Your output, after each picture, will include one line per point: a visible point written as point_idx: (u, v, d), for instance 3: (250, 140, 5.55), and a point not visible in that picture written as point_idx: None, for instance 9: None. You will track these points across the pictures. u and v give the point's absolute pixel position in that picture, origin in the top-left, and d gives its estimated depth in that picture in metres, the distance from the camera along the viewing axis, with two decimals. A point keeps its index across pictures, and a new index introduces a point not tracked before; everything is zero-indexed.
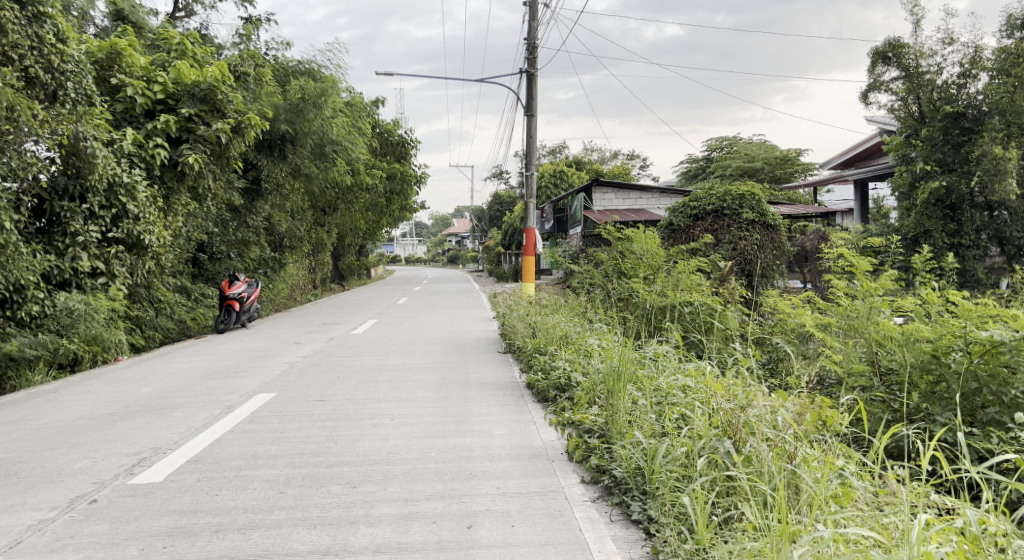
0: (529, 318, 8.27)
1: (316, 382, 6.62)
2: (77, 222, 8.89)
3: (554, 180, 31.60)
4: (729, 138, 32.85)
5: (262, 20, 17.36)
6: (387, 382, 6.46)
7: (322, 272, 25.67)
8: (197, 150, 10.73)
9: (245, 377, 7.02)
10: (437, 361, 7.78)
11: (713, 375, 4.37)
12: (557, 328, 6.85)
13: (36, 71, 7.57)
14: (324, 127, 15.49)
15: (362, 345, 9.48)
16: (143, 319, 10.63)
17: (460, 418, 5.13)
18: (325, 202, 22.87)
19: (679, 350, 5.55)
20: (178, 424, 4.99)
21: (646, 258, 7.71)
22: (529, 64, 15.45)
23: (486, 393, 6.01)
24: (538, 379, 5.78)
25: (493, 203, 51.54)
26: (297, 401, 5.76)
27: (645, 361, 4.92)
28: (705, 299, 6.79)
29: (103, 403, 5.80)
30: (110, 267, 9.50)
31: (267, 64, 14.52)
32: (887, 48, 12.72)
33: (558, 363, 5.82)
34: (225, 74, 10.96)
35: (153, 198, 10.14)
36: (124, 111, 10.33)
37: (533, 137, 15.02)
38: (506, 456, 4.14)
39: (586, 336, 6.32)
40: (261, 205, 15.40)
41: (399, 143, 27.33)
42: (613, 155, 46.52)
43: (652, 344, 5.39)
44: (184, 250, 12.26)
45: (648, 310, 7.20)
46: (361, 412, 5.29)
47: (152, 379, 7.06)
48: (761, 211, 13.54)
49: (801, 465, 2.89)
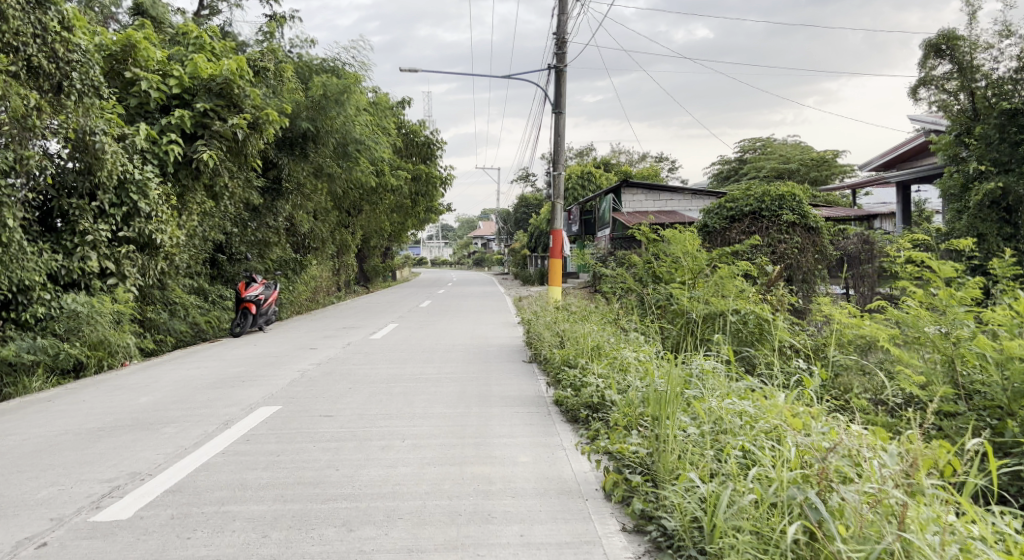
0: (556, 326, 7.68)
1: (325, 393, 6.10)
2: (87, 220, 8.51)
3: (582, 181, 30.98)
4: (763, 139, 31.93)
5: (286, 17, 17.03)
6: (401, 395, 5.92)
7: (346, 274, 25.33)
8: (213, 146, 10.33)
9: (251, 386, 6.53)
10: (458, 371, 7.22)
11: (777, 401, 3.77)
12: (588, 337, 6.24)
13: (39, 61, 7.18)
14: (346, 125, 15.09)
15: (379, 351, 8.96)
16: (155, 323, 10.26)
17: (480, 440, 4.56)
18: (349, 203, 22.55)
19: (730, 367, 4.92)
20: (166, 443, 4.49)
21: (685, 262, 7.06)
22: (558, 59, 14.86)
23: (509, 410, 5.44)
24: (567, 395, 5.17)
25: (520, 205, 50.98)
26: (301, 416, 5.24)
27: (691, 380, 4.30)
28: (755, 307, 6.13)
29: (93, 416, 5.33)
30: (121, 268, 9.10)
31: (288, 60, 14.15)
32: (940, 40, 11.89)
33: (589, 379, 5.18)
34: (242, 68, 10.52)
35: (166, 196, 9.78)
36: (138, 106, 9.97)
37: (561, 136, 14.42)
38: (532, 492, 3.55)
39: (621, 347, 5.70)
40: (282, 205, 14.85)
41: (425, 143, 26.94)
42: (642, 157, 45.64)
43: (697, 358, 4.78)
44: (200, 251, 11.89)
45: (688, 317, 6.57)
46: (369, 432, 4.74)
47: (154, 387, 6.61)
48: (802, 212, 12.77)
49: (913, 528, 2.31)
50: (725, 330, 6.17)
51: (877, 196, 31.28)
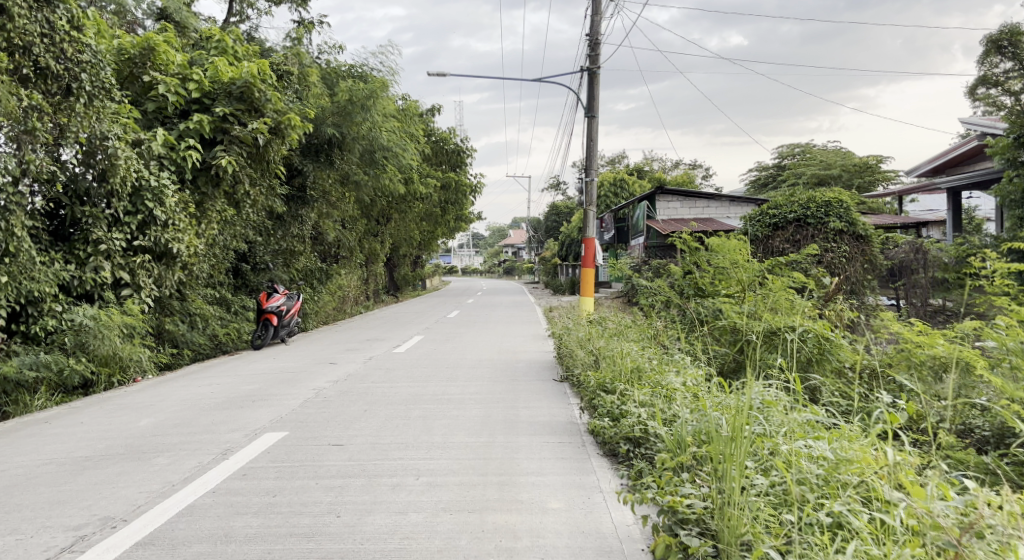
0: (590, 342, 7.07)
1: (337, 417, 5.58)
2: (100, 229, 8.24)
3: (614, 188, 30.33)
4: (802, 144, 30.85)
5: (314, 22, 16.79)
6: (420, 421, 5.36)
7: (375, 283, 25.04)
8: (232, 152, 10.01)
9: (261, 408, 6.05)
10: (483, 391, 6.65)
11: (864, 447, 3.13)
12: (626, 357, 5.61)
13: (46, 62, 6.87)
14: (373, 131, 14.74)
15: (402, 367, 8.44)
16: (173, 335, 9.96)
17: (504, 479, 3.99)
18: (378, 212, 22.24)
19: (797, 398, 4.26)
20: (154, 477, 4.00)
21: (734, 272, 6.54)
22: (591, 61, 14.29)
23: (539, 440, 4.84)
24: (604, 424, 4.55)
25: (550, 213, 50.41)
26: (308, 445, 4.72)
27: (754, 414, 3.67)
28: (816, 324, 5.45)
29: (85, 441, 4.89)
30: (136, 279, 8.80)
31: (315, 65, 13.85)
32: (1002, 36, 10.95)
33: (630, 406, 4.56)
34: (264, 70, 10.16)
35: (184, 203, 9.47)
36: (157, 111, 9.70)
37: (594, 139, 13.82)
38: (565, 553, 2.97)
39: (666, 369, 5.08)
40: (308, 213, 14.47)
41: (455, 151, 26.55)
42: (674, 165, 44.65)
43: (755, 383, 4.17)
44: (222, 260, 11.59)
45: (738, 336, 5.93)
46: (379, 466, 4.20)
47: (159, 407, 6.18)
48: (850, 219, 11.97)
49: None
50: (784, 352, 5.47)
51: (923, 203, 29.89)
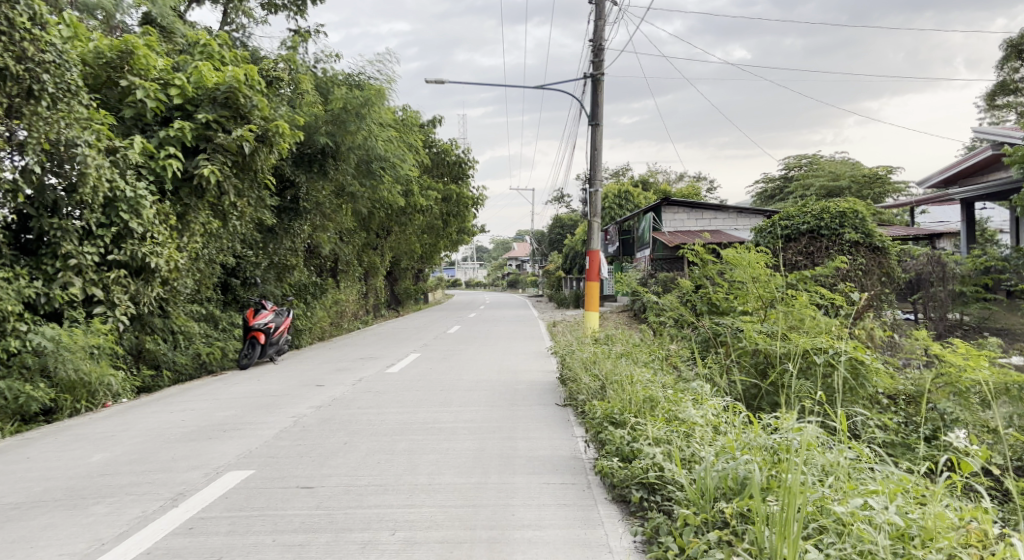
0: (595, 364, 6.45)
1: (313, 451, 4.97)
2: (70, 243, 7.76)
3: (618, 200, 29.82)
4: (809, 155, 30.18)
5: (311, 31, 16.33)
6: (405, 457, 4.74)
7: (374, 297, 24.45)
8: (215, 161, 9.48)
9: (230, 439, 5.44)
10: (478, 419, 6.03)
11: (936, 510, 2.53)
12: (636, 384, 4.99)
13: (4, 62, 6.37)
14: (369, 141, 14.18)
15: (393, 390, 7.80)
16: (153, 355, 9.46)
17: (496, 535, 3.37)
18: (377, 225, 21.68)
19: (840, 437, 3.66)
20: (84, 532, 3.41)
21: (753, 287, 5.95)
22: (595, 66, 13.78)
23: (537, 481, 4.21)
24: (612, 465, 3.92)
25: (554, 226, 49.83)
26: (274, 487, 4.12)
27: (791, 462, 3.07)
28: (848, 345, 4.84)
29: (23, 483, 4.29)
30: (110, 295, 8.29)
31: (307, 73, 13.32)
32: None
33: (640, 444, 3.94)
34: (249, 74, 9.65)
35: (163, 214, 8.98)
36: (136, 118, 9.21)
37: (599, 148, 13.27)
38: None
39: (683, 399, 4.48)
40: (301, 225, 13.91)
41: (456, 162, 26.03)
42: (679, 177, 43.97)
43: (787, 419, 3.60)
44: (209, 275, 11.07)
45: (761, 359, 5.33)
46: (349, 517, 3.59)
47: (119, 438, 5.57)
48: (866, 231, 11.39)
49: None
50: (813, 377, 4.82)
51: (934, 214, 29.20)
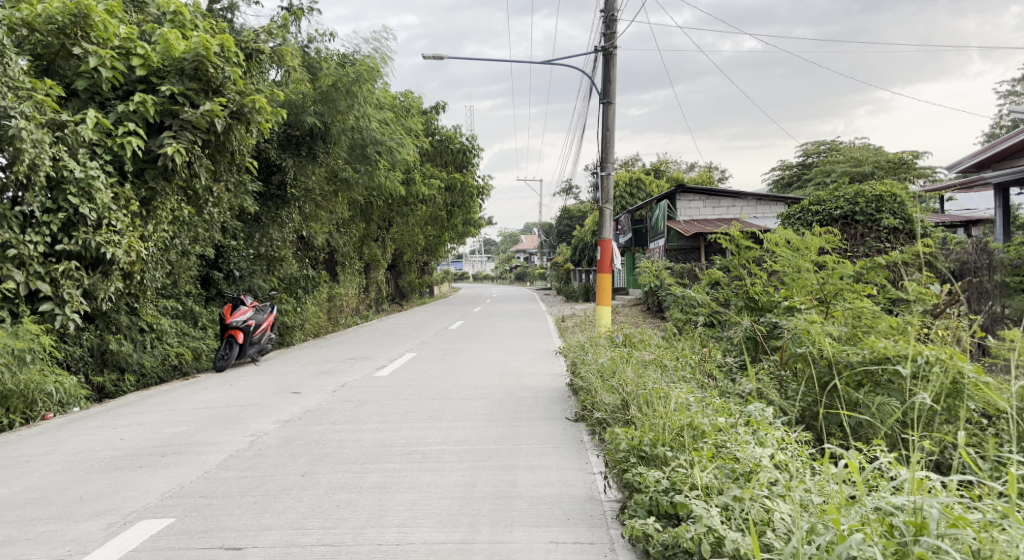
0: (614, 373, 5.37)
1: (260, 488, 3.91)
2: (9, 231, 6.77)
3: (629, 189, 28.74)
4: (829, 142, 28.91)
5: (303, 8, 15.25)
6: (373, 500, 3.67)
7: (376, 291, 23.35)
8: (182, 139, 8.39)
9: (165, 469, 4.39)
10: (471, 440, 4.95)
11: None
12: (669, 403, 3.91)
13: None
14: (362, 122, 13.12)
15: (378, 399, 6.74)
16: (118, 357, 8.43)
17: None
18: (376, 216, 20.61)
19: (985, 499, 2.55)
20: None
21: (808, 278, 4.85)
22: (607, 39, 12.62)
23: (542, 541, 3.11)
24: (649, 530, 2.82)
25: (563, 218, 48.67)
26: (192, 549, 3.07)
27: None
28: (948, 354, 3.69)
29: None
30: (59, 290, 7.28)
31: (295, 47, 12.26)
32: None
33: (686, 496, 2.85)
34: (223, 42, 8.53)
35: (124, 199, 7.94)
36: (91, 90, 8.17)
37: (612, 128, 12.16)
38: None
39: (734, 427, 3.39)
40: (288, 213, 12.85)
41: (461, 150, 24.84)
42: (689, 167, 42.82)
43: (904, 469, 2.51)
44: (184, 267, 10.03)
45: (823, 370, 4.22)
46: None
47: (31, 466, 4.53)
48: (906, 216, 10.29)
49: None
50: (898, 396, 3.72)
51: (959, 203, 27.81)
